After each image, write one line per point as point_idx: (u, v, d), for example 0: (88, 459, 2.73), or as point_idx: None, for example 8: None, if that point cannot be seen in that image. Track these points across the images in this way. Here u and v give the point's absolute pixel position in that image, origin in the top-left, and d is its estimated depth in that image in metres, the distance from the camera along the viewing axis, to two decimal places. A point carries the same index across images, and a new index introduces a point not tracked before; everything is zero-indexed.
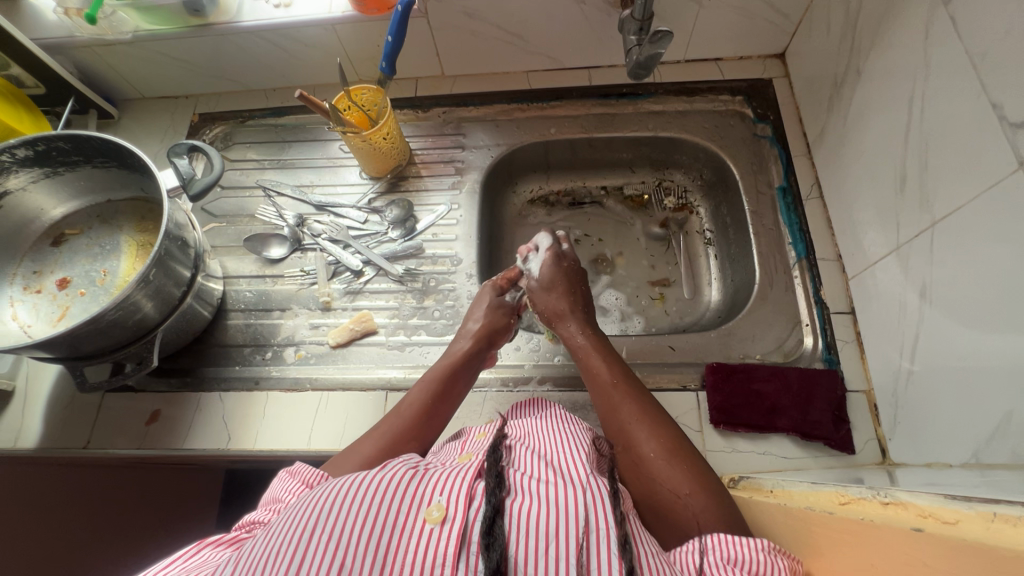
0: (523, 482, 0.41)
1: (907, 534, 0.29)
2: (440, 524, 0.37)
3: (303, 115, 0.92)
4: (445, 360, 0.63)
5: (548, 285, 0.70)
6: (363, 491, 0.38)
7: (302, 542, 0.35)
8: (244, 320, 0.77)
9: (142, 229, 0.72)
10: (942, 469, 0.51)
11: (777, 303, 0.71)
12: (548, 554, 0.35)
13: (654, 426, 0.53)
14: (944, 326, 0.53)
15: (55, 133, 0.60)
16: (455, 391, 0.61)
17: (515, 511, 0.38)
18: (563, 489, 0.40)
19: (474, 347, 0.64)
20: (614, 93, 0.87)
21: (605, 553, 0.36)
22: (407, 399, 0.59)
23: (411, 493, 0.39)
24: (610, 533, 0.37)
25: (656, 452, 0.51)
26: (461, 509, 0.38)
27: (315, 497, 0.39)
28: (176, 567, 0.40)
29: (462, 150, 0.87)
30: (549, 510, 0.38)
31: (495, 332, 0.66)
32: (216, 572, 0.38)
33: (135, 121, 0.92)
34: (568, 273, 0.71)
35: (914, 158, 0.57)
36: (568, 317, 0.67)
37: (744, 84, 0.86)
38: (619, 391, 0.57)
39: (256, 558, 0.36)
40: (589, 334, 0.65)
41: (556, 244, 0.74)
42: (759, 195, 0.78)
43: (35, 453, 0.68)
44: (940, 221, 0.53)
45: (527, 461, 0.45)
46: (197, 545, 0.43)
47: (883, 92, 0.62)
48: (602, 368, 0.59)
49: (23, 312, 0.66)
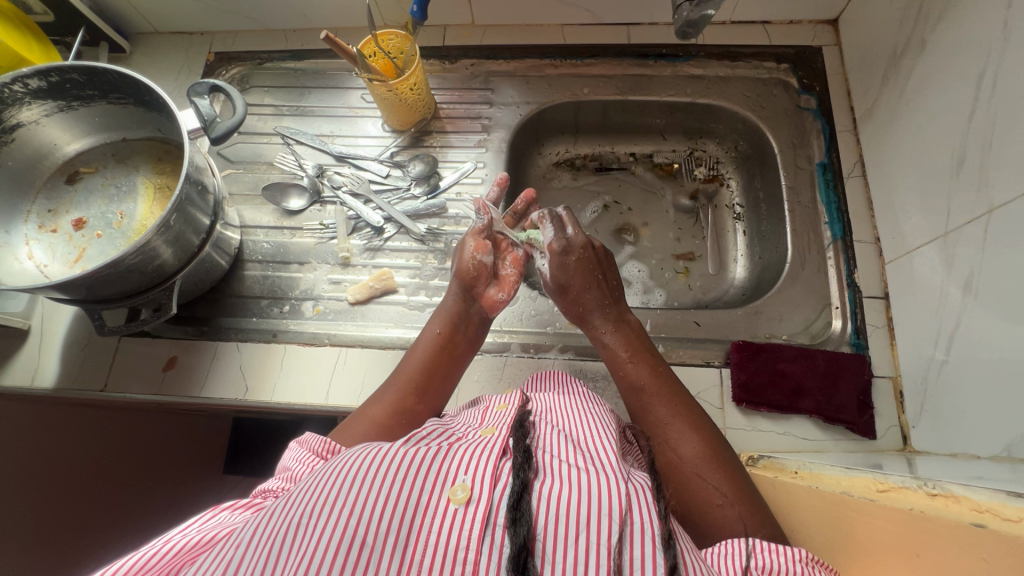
0: (552, 462, 0.40)
1: (964, 528, 0.28)
2: (465, 505, 0.36)
3: (324, 59, 0.87)
4: (435, 319, 0.62)
5: (565, 284, 0.63)
6: (386, 464, 0.37)
7: (321, 514, 0.35)
8: (262, 271, 0.75)
9: (159, 170, 0.69)
10: (968, 460, 0.51)
11: (808, 283, 0.70)
12: (578, 544, 0.35)
13: (688, 428, 0.51)
14: (987, 318, 0.52)
15: (69, 64, 0.57)
16: (460, 349, 0.60)
17: (544, 493, 0.37)
18: (594, 474, 0.39)
19: (459, 299, 0.63)
20: (652, 54, 0.83)
21: (639, 546, 0.36)
22: (405, 364, 0.58)
23: (435, 469, 0.38)
24: (650, 530, 0.36)
25: (690, 461, 0.49)
26: (487, 492, 0.37)
27: (335, 466, 0.38)
28: (193, 527, 0.41)
29: (490, 107, 0.83)
30: (580, 496, 0.37)
31: (476, 274, 0.64)
32: (236, 533, 0.38)
33: (148, 56, 0.88)
34: (584, 263, 0.63)
35: (975, 140, 0.55)
36: (591, 315, 0.62)
37: (791, 51, 0.81)
38: (651, 395, 0.55)
39: (275, 526, 0.35)
40: (617, 330, 0.61)
41: (560, 233, 0.64)
42: (798, 170, 0.75)
43: (53, 391, 0.68)
44: (998, 207, 0.51)
45: (553, 439, 0.44)
46: (212, 510, 0.43)
47: (948, 66, 0.58)
48: (635, 370, 0.57)
49: (39, 251, 0.64)
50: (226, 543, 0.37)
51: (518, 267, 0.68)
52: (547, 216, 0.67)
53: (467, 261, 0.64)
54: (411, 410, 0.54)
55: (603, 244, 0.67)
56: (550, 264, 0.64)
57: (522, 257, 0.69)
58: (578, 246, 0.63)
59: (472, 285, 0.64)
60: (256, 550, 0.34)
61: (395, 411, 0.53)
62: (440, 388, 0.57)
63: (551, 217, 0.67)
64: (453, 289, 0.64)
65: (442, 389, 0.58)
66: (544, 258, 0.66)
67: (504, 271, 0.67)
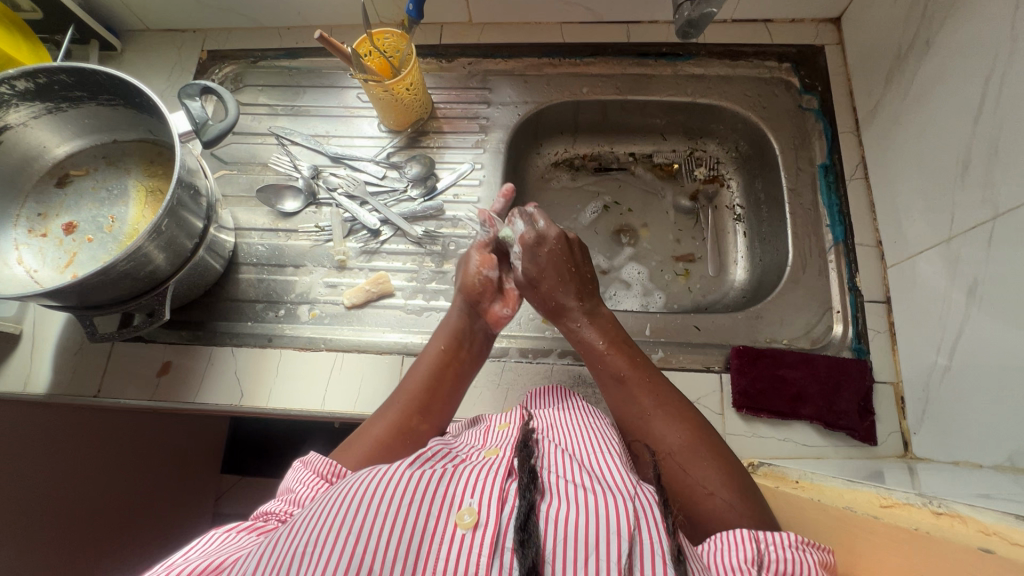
0: (558, 483, 0.40)
1: (971, 553, 0.28)
2: (472, 530, 0.35)
3: (319, 58, 0.86)
4: (440, 335, 0.61)
5: (536, 278, 0.61)
6: (390, 489, 0.37)
7: (327, 542, 0.34)
8: (256, 275, 0.74)
9: (150, 173, 0.68)
10: (971, 469, 0.50)
11: (809, 287, 0.69)
12: (587, 566, 0.34)
13: (672, 420, 0.51)
14: (990, 326, 0.51)
15: (56, 65, 0.55)
16: (465, 367, 0.60)
17: (551, 515, 0.36)
18: (601, 494, 0.38)
19: (463, 313, 0.62)
20: (652, 53, 0.82)
21: (650, 562, 0.35)
22: (406, 381, 0.57)
23: (441, 493, 0.37)
24: (660, 548, 0.36)
25: (678, 452, 0.48)
26: (494, 514, 0.36)
27: (340, 491, 0.38)
28: (196, 550, 0.40)
29: (487, 107, 0.82)
30: (587, 517, 0.36)
31: (482, 290, 0.63)
32: (242, 559, 0.37)
33: (139, 55, 0.86)
34: (556, 256, 0.61)
35: (981, 145, 0.54)
36: (568, 309, 0.60)
37: (793, 50, 0.80)
38: (633, 388, 0.54)
39: (280, 554, 0.34)
40: (594, 323, 0.59)
41: (530, 225, 0.62)
42: (800, 171, 0.75)
43: (45, 398, 0.67)
44: (1003, 214, 0.50)
45: (558, 459, 0.43)
46: (215, 531, 0.43)
47: (954, 68, 0.57)
48: (614, 363, 0.56)
49: (28, 256, 0.63)
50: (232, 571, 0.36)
51: (520, 281, 0.67)
52: (515, 213, 0.64)
53: (472, 275, 0.63)
54: (415, 429, 0.53)
55: (577, 235, 0.65)
56: (522, 258, 0.62)
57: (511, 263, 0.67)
58: (551, 238, 0.61)
59: (477, 300, 0.63)
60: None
61: (397, 430, 0.52)
62: (444, 408, 0.56)
63: (521, 214, 0.63)
64: (458, 304, 0.63)
65: (446, 409, 0.57)
66: (515, 252, 0.63)
67: (507, 285, 0.65)
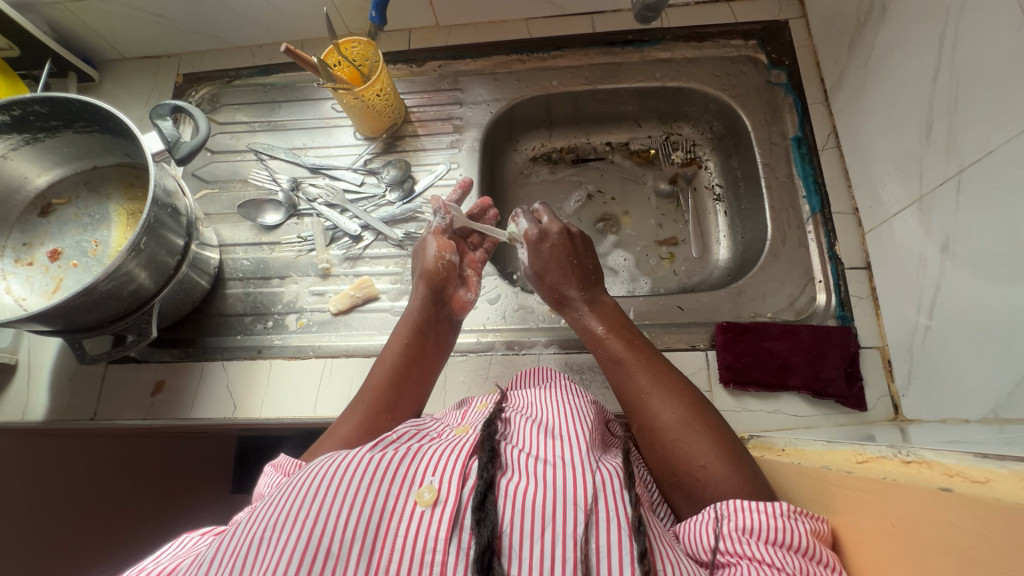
0: (519, 458, 0.40)
1: (934, 494, 0.28)
2: (432, 506, 0.36)
3: (292, 73, 0.87)
4: (403, 327, 0.61)
5: (541, 272, 0.64)
6: (349, 472, 0.37)
7: (285, 526, 0.35)
8: (243, 289, 0.75)
9: (130, 197, 0.70)
10: (957, 425, 0.50)
11: (789, 259, 0.69)
12: (544, 538, 0.35)
13: (666, 397, 0.50)
14: (965, 281, 0.51)
15: (30, 96, 0.56)
16: (431, 354, 0.61)
17: (511, 491, 0.37)
18: (561, 468, 0.39)
19: (429, 301, 0.63)
20: (619, 41, 0.82)
21: (604, 534, 0.35)
22: (372, 378, 0.57)
23: (402, 472, 0.38)
24: (618, 517, 0.37)
25: (672, 428, 0.48)
26: (454, 490, 0.37)
27: (300, 479, 0.38)
28: (166, 554, 0.41)
29: (460, 107, 0.83)
30: (547, 491, 0.37)
31: (443, 274, 0.65)
32: (202, 555, 0.38)
33: (118, 83, 0.88)
34: (559, 250, 0.64)
35: (942, 102, 0.54)
36: (570, 298, 0.62)
37: (758, 27, 0.80)
38: (631, 366, 0.54)
39: (238, 542, 0.35)
40: (597, 310, 0.60)
41: (535, 223, 0.66)
42: (773, 145, 0.75)
43: (43, 425, 0.68)
44: (968, 167, 0.50)
45: (525, 433, 0.44)
46: (189, 534, 0.43)
47: (911, 28, 0.58)
48: (612, 346, 0.56)
49: (16, 284, 0.64)
50: (190, 568, 0.37)
51: (478, 268, 0.70)
52: (521, 212, 0.69)
53: (433, 261, 0.65)
54: (383, 426, 0.53)
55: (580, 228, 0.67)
56: (528, 254, 0.65)
57: (479, 258, 0.71)
58: (553, 234, 0.65)
59: (441, 286, 0.65)
60: (218, 568, 0.34)
61: (365, 431, 0.51)
62: (411, 398, 0.57)
63: (524, 212, 0.68)
64: (421, 291, 0.64)
65: (413, 399, 0.57)
66: (523, 251, 0.67)
67: (467, 272, 0.69)
